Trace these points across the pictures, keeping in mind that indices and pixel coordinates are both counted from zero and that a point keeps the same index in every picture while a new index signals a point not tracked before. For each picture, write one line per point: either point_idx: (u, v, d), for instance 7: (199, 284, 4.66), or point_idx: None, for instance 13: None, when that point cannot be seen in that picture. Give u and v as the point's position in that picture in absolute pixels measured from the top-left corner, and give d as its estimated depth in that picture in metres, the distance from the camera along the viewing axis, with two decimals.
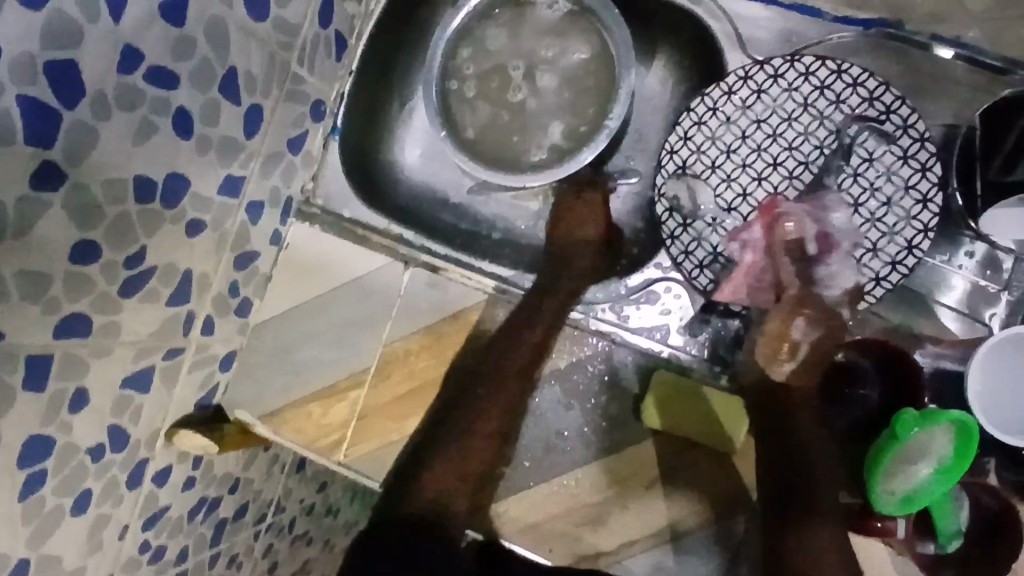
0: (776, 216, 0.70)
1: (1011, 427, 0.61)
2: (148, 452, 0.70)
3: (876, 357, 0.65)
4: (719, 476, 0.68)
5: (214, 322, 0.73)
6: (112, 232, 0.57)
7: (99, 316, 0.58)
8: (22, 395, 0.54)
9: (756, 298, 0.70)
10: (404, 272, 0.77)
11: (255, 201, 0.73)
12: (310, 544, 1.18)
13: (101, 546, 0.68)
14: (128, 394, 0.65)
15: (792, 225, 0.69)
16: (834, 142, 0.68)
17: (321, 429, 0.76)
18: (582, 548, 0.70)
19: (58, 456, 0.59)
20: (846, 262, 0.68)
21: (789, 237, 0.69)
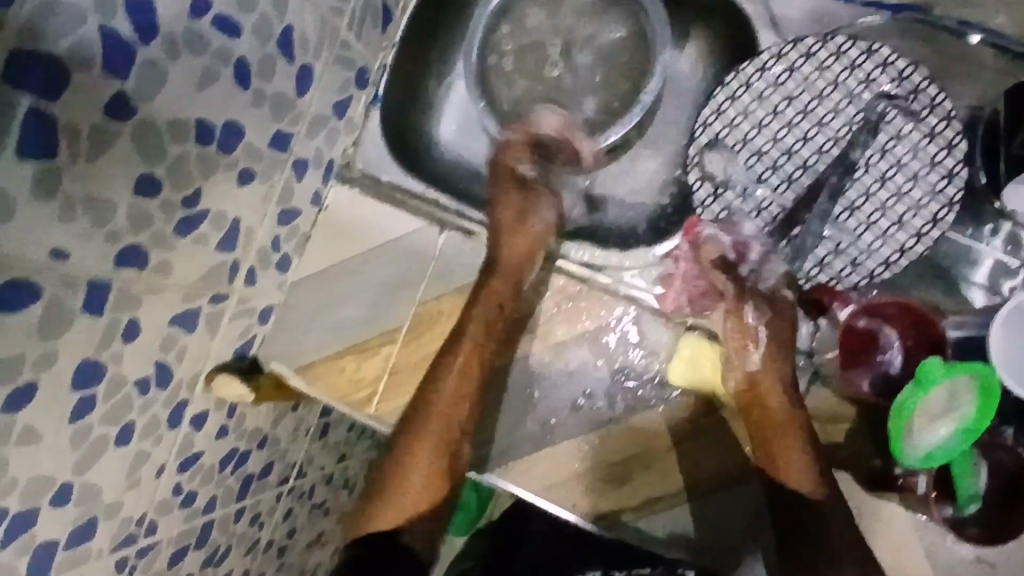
0: (697, 235, 0.74)
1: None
2: (188, 394, 0.73)
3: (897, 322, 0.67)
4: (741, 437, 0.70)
5: (256, 274, 0.76)
6: (171, 171, 0.59)
7: (154, 253, 0.61)
8: (80, 319, 0.56)
9: (697, 306, 0.74)
10: (439, 235, 0.81)
11: (300, 159, 0.76)
12: (326, 515, 1.20)
13: (139, 483, 0.70)
14: (174, 334, 0.67)
15: (712, 245, 0.74)
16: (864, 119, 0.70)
17: (354, 383, 0.79)
18: (605, 505, 0.72)
19: (107, 385, 0.62)
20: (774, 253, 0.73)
21: (712, 254, 0.74)
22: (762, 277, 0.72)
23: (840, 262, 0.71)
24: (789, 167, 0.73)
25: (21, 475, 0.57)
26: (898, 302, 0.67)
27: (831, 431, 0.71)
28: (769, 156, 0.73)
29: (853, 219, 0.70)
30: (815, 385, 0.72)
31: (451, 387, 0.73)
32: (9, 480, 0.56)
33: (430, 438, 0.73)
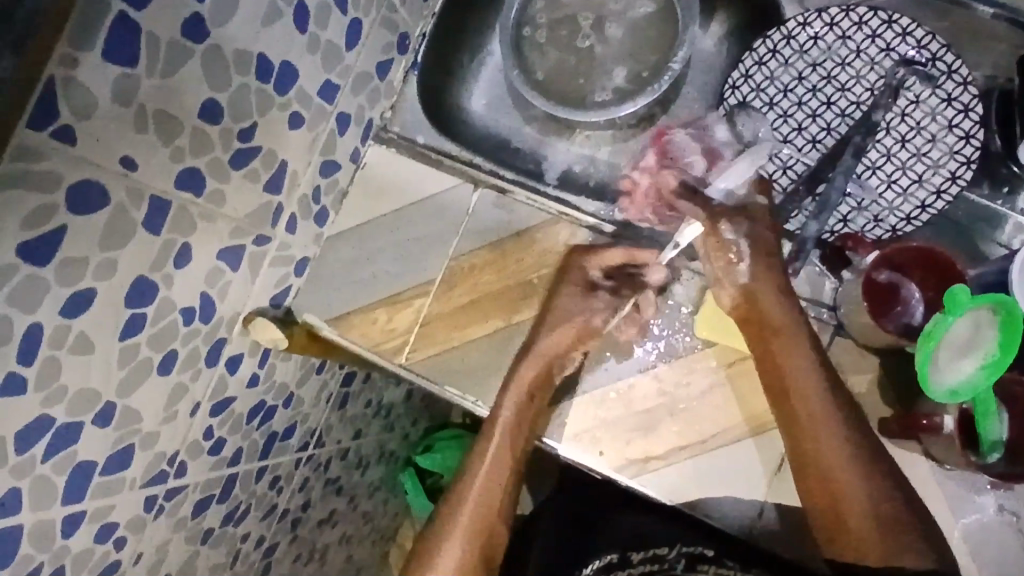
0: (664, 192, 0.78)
1: None
2: (226, 333, 0.74)
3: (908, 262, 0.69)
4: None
5: (297, 222, 0.78)
6: (233, 101, 0.62)
7: (211, 180, 0.64)
8: (140, 232, 0.58)
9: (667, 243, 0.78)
10: (473, 192, 0.82)
11: (344, 113, 0.79)
12: (339, 494, 1.20)
13: (174, 417, 0.72)
14: (220, 267, 0.69)
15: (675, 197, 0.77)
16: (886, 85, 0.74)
17: (385, 333, 0.81)
18: (634, 453, 0.73)
19: (157, 307, 0.64)
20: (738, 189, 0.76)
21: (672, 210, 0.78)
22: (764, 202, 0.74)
23: (863, 218, 0.73)
24: (813, 129, 0.76)
25: (72, 384, 0.58)
26: (914, 246, 0.68)
27: (854, 382, 0.71)
28: (794, 119, 0.77)
29: (875, 178, 0.73)
30: (839, 336, 0.72)
31: (486, 483, 0.76)
32: (61, 386, 0.57)
33: (473, 513, 0.74)
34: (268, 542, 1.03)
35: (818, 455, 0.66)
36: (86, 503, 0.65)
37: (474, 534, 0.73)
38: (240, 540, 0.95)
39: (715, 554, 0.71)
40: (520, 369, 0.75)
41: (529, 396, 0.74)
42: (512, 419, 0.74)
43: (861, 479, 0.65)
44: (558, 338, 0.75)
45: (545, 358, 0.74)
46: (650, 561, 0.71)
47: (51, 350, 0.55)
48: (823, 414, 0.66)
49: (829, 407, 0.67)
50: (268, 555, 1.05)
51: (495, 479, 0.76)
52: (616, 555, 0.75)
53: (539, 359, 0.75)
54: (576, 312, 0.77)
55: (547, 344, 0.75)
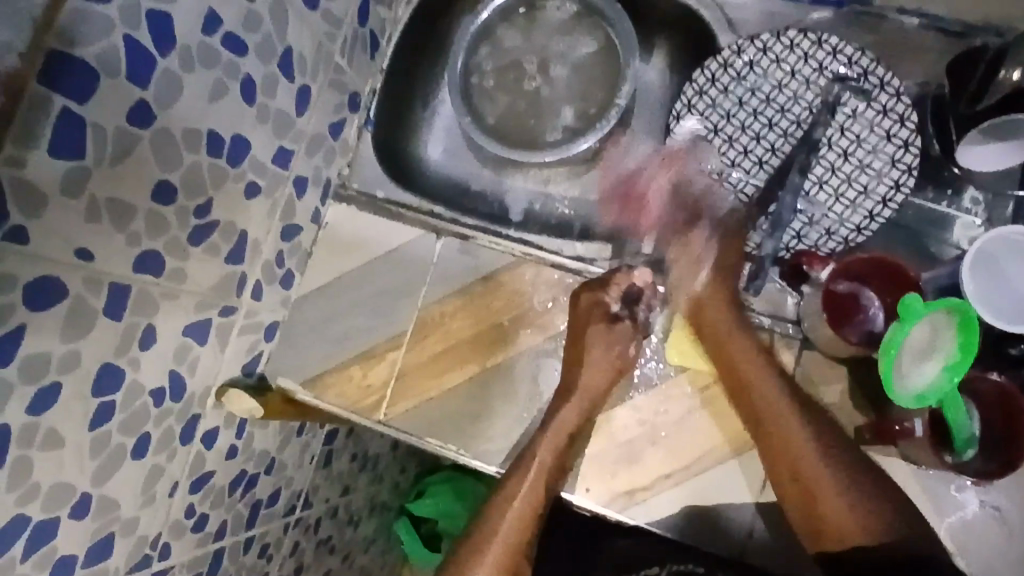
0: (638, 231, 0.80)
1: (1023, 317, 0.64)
2: (200, 408, 0.74)
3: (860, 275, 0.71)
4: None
5: (263, 289, 0.78)
6: (186, 179, 0.63)
7: (169, 259, 0.64)
8: (102, 319, 0.58)
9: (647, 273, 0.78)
10: (436, 242, 0.83)
11: (300, 177, 0.80)
12: (332, 554, 1.18)
13: (153, 499, 0.70)
14: (187, 343, 0.69)
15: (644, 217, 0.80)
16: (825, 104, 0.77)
17: (363, 389, 0.80)
18: (620, 486, 0.73)
19: (125, 393, 0.63)
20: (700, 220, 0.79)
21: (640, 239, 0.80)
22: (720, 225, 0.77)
23: (815, 232, 0.75)
24: (759, 150, 0.78)
25: (45, 480, 0.57)
26: (868, 256, 0.70)
27: (825, 392, 0.73)
28: (740, 143, 0.79)
29: (823, 193, 0.75)
30: (807, 350, 0.74)
31: (513, 525, 0.72)
32: (34, 484, 0.56)
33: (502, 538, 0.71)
34: None
35: (800, 474, 0.66)
36: None
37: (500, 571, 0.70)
38: None
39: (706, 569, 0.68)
40: (558, 405, 0.73)
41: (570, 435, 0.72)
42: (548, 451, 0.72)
43: (837, 488, 0.64)
44: (595, 374, 0.74)
45: (588, 395, 0.73)
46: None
47: (21, 449, 0.54)
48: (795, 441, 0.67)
49: (797, 430, 0.67)
50: None
51: (521, 505, 0.72)
52: None
53: (583, 397, 0.73)
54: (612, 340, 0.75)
55: (590, 380, 0.73)
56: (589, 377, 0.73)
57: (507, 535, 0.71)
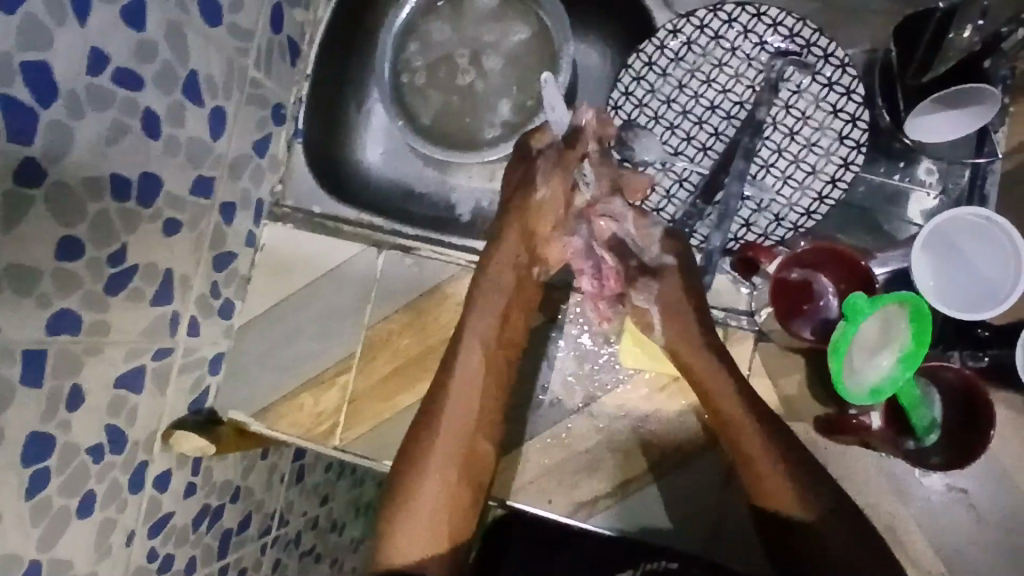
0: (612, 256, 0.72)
1: (979, 296, 0.62)
2: (146, 454, 0.71)
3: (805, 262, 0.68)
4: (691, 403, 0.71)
5: (199, 324, 0.75)
6: (94, 229, 0.59)
7: (89, 314, 0.60)
8: (21, 389, 0.55)
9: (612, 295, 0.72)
10: (378, 256, 0.80)
11: (227, 202, 0.76)
12: (318, 562, 1.17)
13: (109, 552, 0.69)
14: (122, 394, 0.66)
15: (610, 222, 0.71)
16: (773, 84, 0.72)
17: (314, 417, 0.78)
18: (580, 496, 0.72)
19: (59, 456, 0.60)
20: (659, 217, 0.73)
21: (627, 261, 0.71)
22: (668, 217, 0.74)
23: (764, 219, 0.72)
24: (702, 135, 0.75)
25: None
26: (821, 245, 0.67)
27: (783, 385, 0.71)
28: (683, 129, 0.75)
29: (770, 176, 0.72)
30: (761, 342, 0.71)
31: (457, 411, 0.65)
32: None
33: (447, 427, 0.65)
34: None
35: (753, 459, 0.62)
36: None
37: (455, 476, 0.64)
38: None
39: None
40: (483, 284, 0.68)
41: (501, 312, 0.67)
42: (476, 334, 0.66)
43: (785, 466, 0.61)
44: (506, 274, 0.68)
45: (506, 279, 0.68)
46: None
47: None
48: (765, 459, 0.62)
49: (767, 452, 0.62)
50: None
51: (465, 401, 0.65)
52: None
53: (499, 290, 0.67)
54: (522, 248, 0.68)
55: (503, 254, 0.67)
56: (500, 277, 0.67)
57: (453, 435, 0.65)
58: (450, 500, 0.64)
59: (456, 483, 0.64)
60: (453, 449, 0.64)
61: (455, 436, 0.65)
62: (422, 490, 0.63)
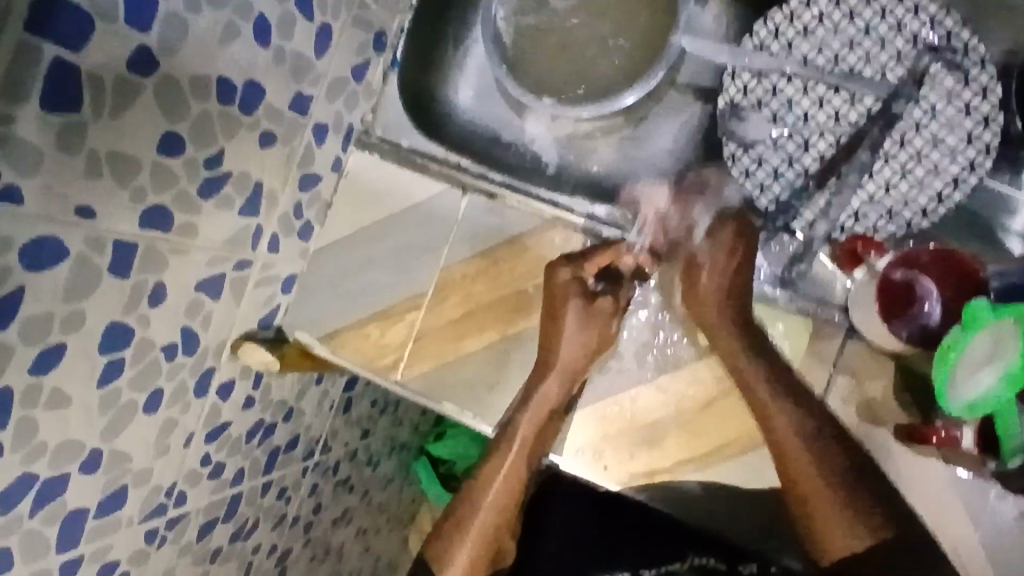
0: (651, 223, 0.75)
1: None
2: (215, 361, 0.72)
3: (927, 264, 0.66)
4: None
5: (279, 241, 0.75)
6: (195, 128, 0.59)
7: (179, 213, 0.60)
8: (106, 276, 0.55)
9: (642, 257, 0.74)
10: (462, 198, 0.79)
11: (320, 123, 0.75)
12: (351, 492, 1.19)
13: (167, 451, 0.70)
14: (200, 298, 0.67)
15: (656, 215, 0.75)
16: (913, 79, 0.69)
17: (378, 349, 0.79)
18: (637, 466, 0.73)
19: (135, 349, 0.61)
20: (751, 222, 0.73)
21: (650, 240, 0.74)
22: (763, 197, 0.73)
23: (875, 212, 0.70)
24: (821, 117, 0.72)
25: (52, 439, 0.56)
26: (935, 249, 0.66)
27: (867, 386, 0.69)
28: (801, 107, 0.73)
29: (888, 169, 0.70)
30: (851, 338, 0.70)
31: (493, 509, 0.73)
32: (40, 444, 0.55)
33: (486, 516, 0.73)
34: (281, 550, 1.02)
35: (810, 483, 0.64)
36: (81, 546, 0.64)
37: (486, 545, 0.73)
38: (252, 553, 0.94)
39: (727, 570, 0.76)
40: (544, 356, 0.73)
41: (551, 410, 0.72)
42: (557, 386, 0.72)
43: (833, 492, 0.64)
44: (575, 344, 0.72)
45: (528, 438, 0.72)
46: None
47: (24, 410, 0.53)
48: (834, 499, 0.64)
49: (842, 503, 0.63)
50: (282, 561, 1.05)
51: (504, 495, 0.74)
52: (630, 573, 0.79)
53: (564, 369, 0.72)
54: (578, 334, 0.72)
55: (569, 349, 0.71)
56: (569, 340, 0.71)
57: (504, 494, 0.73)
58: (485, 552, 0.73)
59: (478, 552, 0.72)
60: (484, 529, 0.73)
61: (497, 505, 0.73)
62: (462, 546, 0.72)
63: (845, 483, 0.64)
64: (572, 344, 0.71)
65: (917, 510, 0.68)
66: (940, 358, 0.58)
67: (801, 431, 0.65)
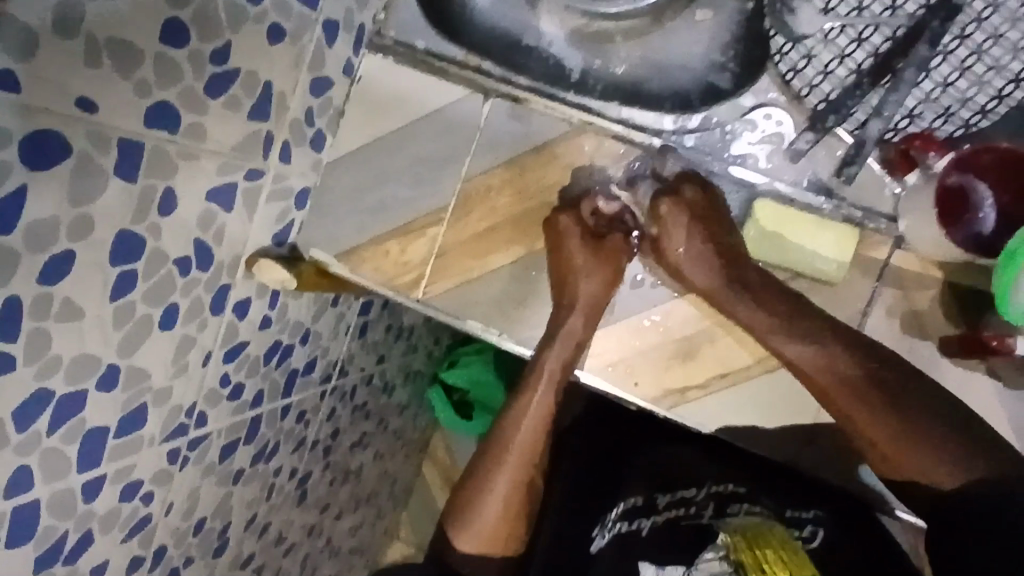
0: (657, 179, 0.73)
1: None
2: (230, 278, 0.69)
3: (987, 167, 0.62)
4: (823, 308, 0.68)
5: (291, 150, 0.70)
6: (200, 17, 0.54)
7: (186, 113, 0.56)
8: (114, 179, 0.52)
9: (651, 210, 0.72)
10: (484, 103, 0.74)
11: (331, 20, 0.69)
12: (368, 418, 1.18)
13: (186, 369, 0.67)
14: (213, 209, 0.62)
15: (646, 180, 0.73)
16: None
17: (400, 267, 0.76)
18: (671, 384, 0.71)
19: (148, 261, 0.58)
20: (792, 121, 0.69)
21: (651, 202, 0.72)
22: (811, 93, 0.69)
23: (931, 112, 0.66)
24: (875, 8, 0.66)
25: (67, 353, 0.53)
26: (999, 148, 0.61)
27: (914, 298, 0.66)
28: None
29: (946, 65, 0.65)
30: (899, 250, 0.67)
31: (519, 460, 0.72)
32: (55, 357, 0.52)
33: (514, 465, 0.72)
34: (302, 472, 1.02)
35: (875, 426, 0.61)
36: (105, 466, 0.62)
37: (516, 495, 0.72)
38: (274, 474, 0.94)
39: (748, 491, 0.77)
40: (564, 296, 0.71)
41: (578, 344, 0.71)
42: (580, 324, 0.70)
43: (931, 447, 0.59)
44: (596, 285, 0.70)
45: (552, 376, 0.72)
46: (677, 506, 0.76)
47: (35, 322, 0.50)
48: (879, 428, 0.61)
49: (879, 414, 0.61)
50: (303, 484, 1.04)
51: (531, 444, 0.73)
52: (641, 498, 0.78)
53: (587, 307, 0.70)
54: (595, 277, 0.70)
55: (592, 289, 0.70)
56: (593, 283, 0.70)
57: (528, 437, 0.73)
58: (511, 508, 0.72)
59: (512, 505, 0.72)
60: (513, 485, 0.72)
61: (526, 456, 0.73)
62: (488, 501, 0.71)
63: (864, 393, 0.62)
64: (597, 285, 0.70)
65: None
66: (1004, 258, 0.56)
67: (831, 363, 0.63)
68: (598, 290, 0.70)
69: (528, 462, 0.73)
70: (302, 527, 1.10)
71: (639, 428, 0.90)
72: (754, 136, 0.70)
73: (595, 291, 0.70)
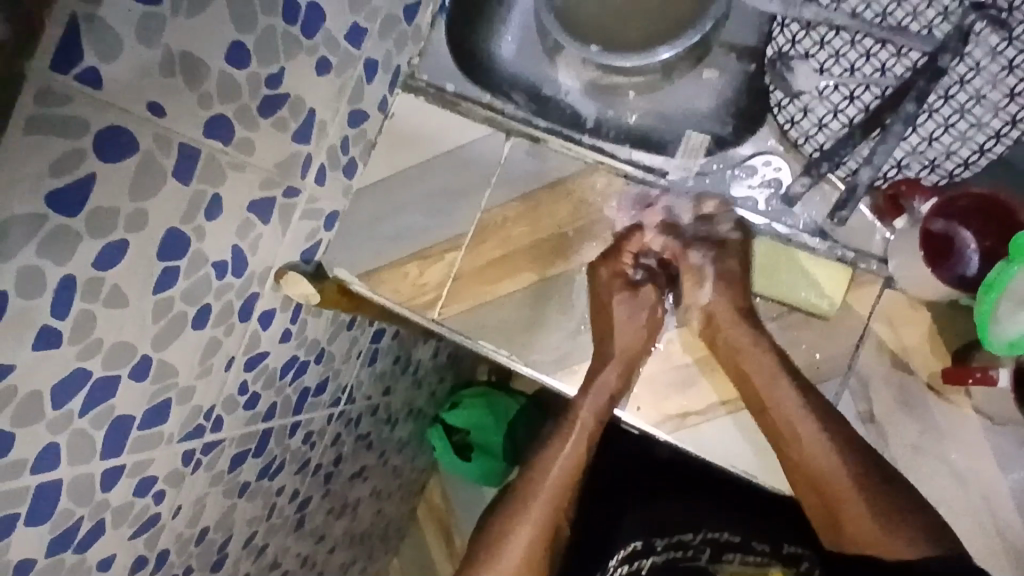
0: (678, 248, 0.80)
1: None
2: (259, 287, 0.73)
3: (966, 210, 0.68)
4: (818, 342, 0.73)
5: (326, 173, 0.76)
6: (260, 44, 0.60)
7: (239, 128, 0.62)
8: (170, 179, 0.57)
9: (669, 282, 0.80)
10: (505, 142, 0.80)
11: (372, 59, 0.75)
12: (369, 449, 1.20)
13: (210, 371, 0.70)
14: (251, 219, 0.67)
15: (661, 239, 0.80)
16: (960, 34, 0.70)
17: (417, 288, 0.81)
18: (671, 409, 0.74)
19: (189, 260, 0.62)
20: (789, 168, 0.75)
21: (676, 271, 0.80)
22: (807, 142, 0.74)
23: (917, 163, 0.72)
24: (866, 70, 0.74)
25: (107, 337, 0.57)
26: (976, 193, 0.68)
27: (902, 334, 0.71)
28: (847, 60, 0.75)
29: (931, 121, 0.71)
30: (888, 289, 0.72)
31: (544, 511, 0.75)
32: (96, 340, 0.56)
33: (537, 515, 0.74)
34: (302, 496, 1.03)
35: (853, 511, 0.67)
36: (125, 456, 0.64)
37: (537, 543, 0.73)
38: (276, 494, 0.95)
39: (742, 537, 0.75)
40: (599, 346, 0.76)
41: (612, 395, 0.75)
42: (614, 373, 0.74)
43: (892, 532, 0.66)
44: (626, 336, 0.76)
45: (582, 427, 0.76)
46: (675, 548, 0.74)
47: (84, 303, 0.54)
48: (855, 506, 0.67)
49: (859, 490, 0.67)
50: (302, 509, 1.05)
51: (557, 495, 0.76)
52: (638, 542, 0.76)
53: (620, 358, 0.74)
54: (630, 328, 0.76)
55: (625, 341, 0.75)
56: (624, 335, 0.75)
57: (555, 487, 0.76)
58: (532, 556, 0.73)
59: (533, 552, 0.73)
60: (535, 535, 0.73)
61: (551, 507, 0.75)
62: (508, 548, 0.73)
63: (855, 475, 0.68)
64: (629, 333, 0.76)
65: (952, 457, 0.70)
66: (984, 289, 0.61)
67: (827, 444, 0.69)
68: (632, 337, 0.76)
69: (552, 510, 0.75)
70: (296, 555, 1.10)
71: (642, 478, 0.88)
72: (754, 182, 0.75)
73: (626, 338, 0.75)
